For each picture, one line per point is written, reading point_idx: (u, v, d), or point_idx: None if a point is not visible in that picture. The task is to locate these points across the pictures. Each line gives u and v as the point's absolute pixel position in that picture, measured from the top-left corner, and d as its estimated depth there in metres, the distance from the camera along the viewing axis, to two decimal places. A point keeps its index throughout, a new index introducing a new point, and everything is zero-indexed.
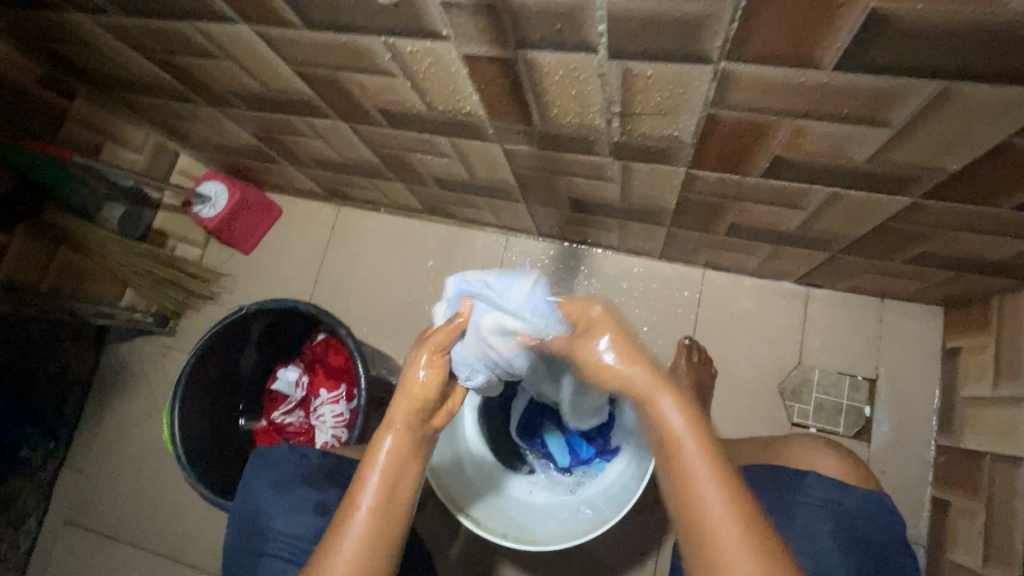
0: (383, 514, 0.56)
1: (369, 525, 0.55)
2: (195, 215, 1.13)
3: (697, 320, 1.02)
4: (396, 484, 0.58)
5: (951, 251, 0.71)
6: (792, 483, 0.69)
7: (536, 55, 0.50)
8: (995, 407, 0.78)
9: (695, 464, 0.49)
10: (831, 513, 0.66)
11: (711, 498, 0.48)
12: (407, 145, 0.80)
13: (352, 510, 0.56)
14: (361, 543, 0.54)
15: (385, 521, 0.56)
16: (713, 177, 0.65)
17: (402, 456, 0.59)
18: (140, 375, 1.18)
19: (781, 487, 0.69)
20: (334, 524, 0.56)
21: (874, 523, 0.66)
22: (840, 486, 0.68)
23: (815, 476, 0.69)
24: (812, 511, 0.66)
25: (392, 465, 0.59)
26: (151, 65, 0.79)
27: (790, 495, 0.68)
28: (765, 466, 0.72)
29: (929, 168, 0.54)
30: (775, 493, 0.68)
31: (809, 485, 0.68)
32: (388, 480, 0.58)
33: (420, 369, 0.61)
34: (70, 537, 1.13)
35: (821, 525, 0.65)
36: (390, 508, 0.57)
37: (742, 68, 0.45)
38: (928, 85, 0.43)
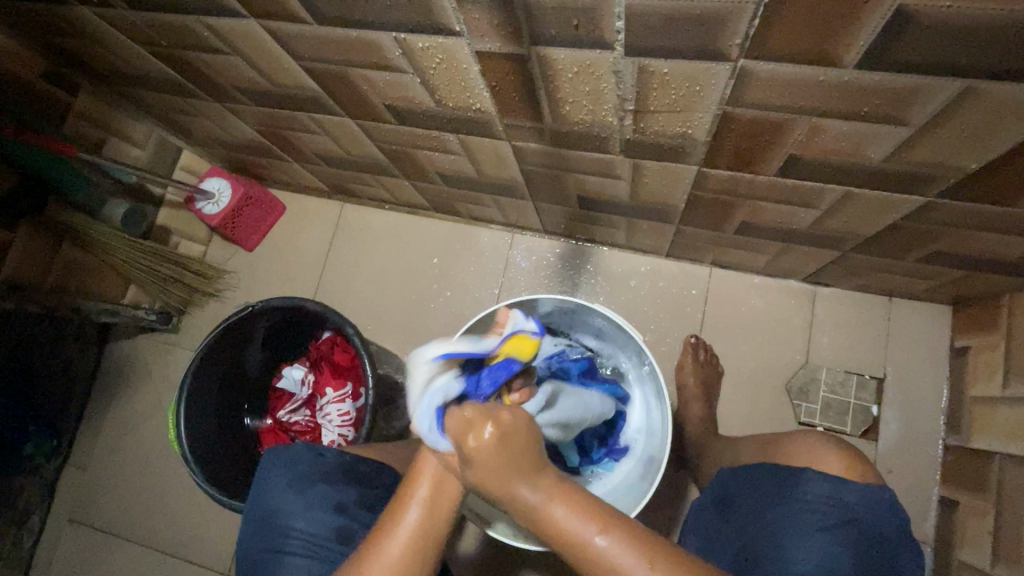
0: (431, 520, 0.53)
1: (418, 528, 0.53)
2: (198, 211, 1.13)
3: (704, 319, 1.02)
4: (445, 492, 0.53)
5: (964, 250, 0.70)
6: (788, 477, 0.65)
7: (551, 52, 0.49)
8: (1005, 407, 0.78)
9: (593, 516, 0.45)
10: (833, 508, 0.60)
11: (621, 551, 0.43)
12: (415, 142, 0.79)
13: (401, 511, 0.53)
14: (407, 544, 0.52)
15: (434, 523, 0.53)
16: (726, 175, 0.65)
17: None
18: (144, 373, 1.18)
19: (778, 480, 0.65)
20: (382, 522, 0.54)
21: (881, 521, 0.60)
22: (842, 479, 0.62)
23: (812, 469, 0.64)
24: (810, 506, 0.61)
25: (442, 471, 0.54)
26: (156, 60, 0.78)
27: (786, 489, 0.64)
28: (766, 464, 0.69)
29: (947, 167, 0.53)
30: (773, 488, 0.65)
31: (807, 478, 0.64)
32: (437, 486, 0.53)
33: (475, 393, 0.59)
34: (75, 535, 1.13)
35: (819, 520, 0.60)
36: (436, 514, 0.53)
37: (761, 65, 0.44)
38: (952, 84, 0.42)
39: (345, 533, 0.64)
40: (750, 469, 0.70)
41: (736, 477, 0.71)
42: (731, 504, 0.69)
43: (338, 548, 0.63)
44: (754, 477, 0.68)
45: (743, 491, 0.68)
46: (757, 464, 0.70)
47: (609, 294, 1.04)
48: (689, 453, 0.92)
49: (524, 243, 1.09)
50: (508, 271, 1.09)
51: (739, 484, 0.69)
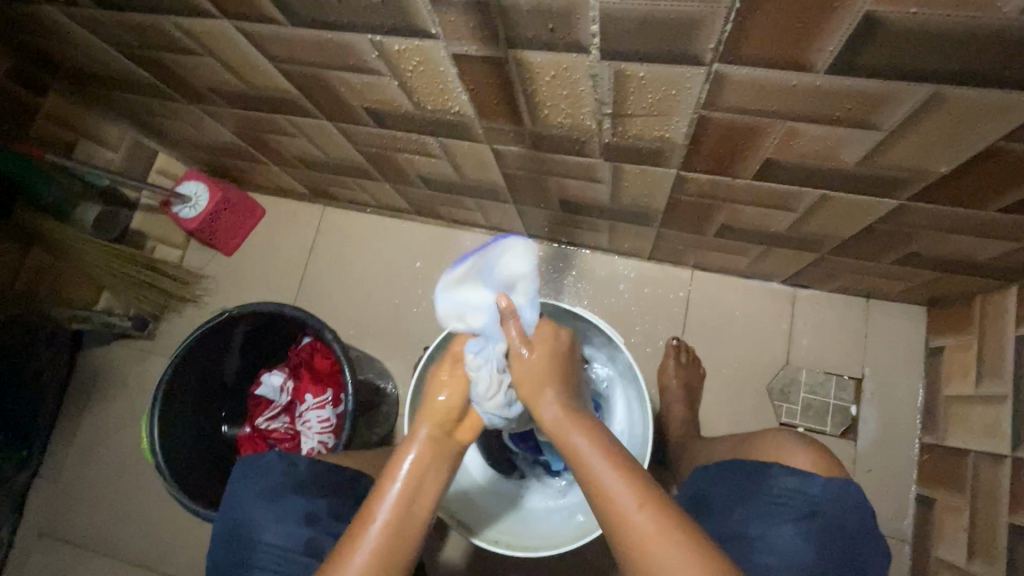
0: (398, 532, 0.52)
1: (382, 542, 0.51)
2: (173, 215, 1.09)
3: (686, 321, 1.02)
4: (417, 500, 0.55)
5: (937, 253, 0.72)
6: (757, 474, 0.65)
7: (527, 55, 0.49)
8: (977, 405, 0.80)
9: (601, 463, 0.51)
10: (802, 503, 0.61)
11: (624, 493, 0.49)
12: (394, 145, 0.79)
13: (365, 524, 0.52)
14: (370, 562, 0.50)
15: (396, 544, 0.52)
16: (704, 179, 0.65)
17: (431, 462, 0.57)
18: (118, 380, 1.15)
19: (747, 478, 0.65)
20: (346, 536, 0.52)
21: (843, 512, 0.60)
22: (811, 474, 0.62)
23: (781, 465, 0.64)
24: (780, 500, 0.61)
25: (417, 477, 0.56)
26: (128, 61, 0.77)
27: (754, 485, 0.64)
28: (734, 462, 0.69)
29: (919, 170, 0.54)
30: (745, 483, 0.65)
31: (775, 476, 0.64)
32: (405, 499, 0.54)
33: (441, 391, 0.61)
34: (46, 549, 1.09)
35: (791, 516, 0.60)
36: (405, 529, 0.53)
37: (735, 70, 0.45)
38: (918, 90, 0.43)
39: (316, 545, 0.63)
40: (719, 466, 0.70)
41: (707, 473, 0.71)
42: (701, 503, 0.68)
43: (313, 562, 0.62)
44: (723, 474, 0.68)
45: (712, 489, 0.68)
46: (727, 463, 0.69)
47: (593, 297, 1.04)
48: (672, 455, 0.92)
49: None
50: None
51: (708, 485, 0.69)
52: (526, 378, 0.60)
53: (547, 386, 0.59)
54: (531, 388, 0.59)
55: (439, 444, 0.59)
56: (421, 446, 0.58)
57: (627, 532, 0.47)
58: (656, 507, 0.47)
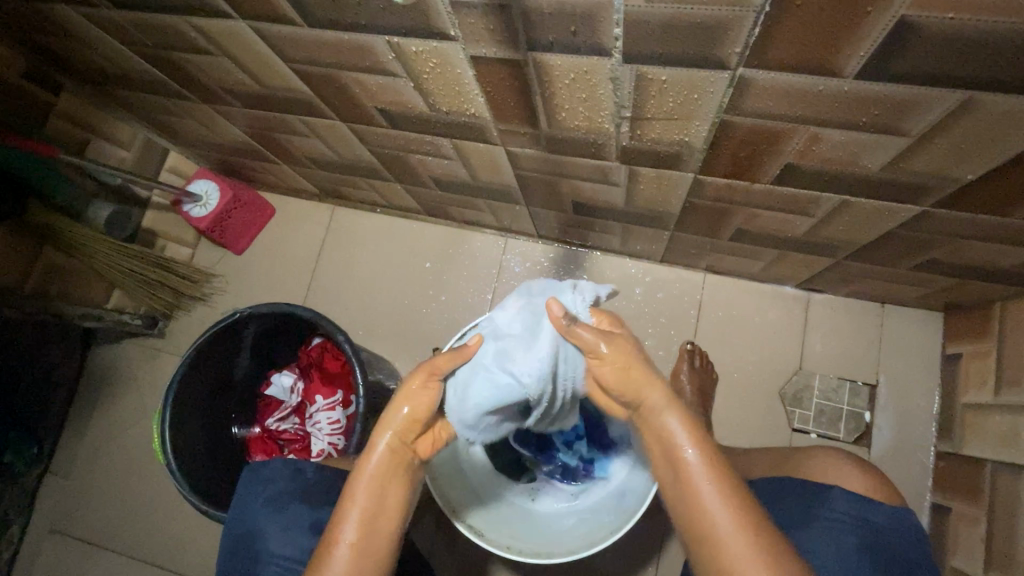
0: (366, 545, 0.54)
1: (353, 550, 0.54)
2: (185, 214, 1.10)
3: (698, 325, 1.01)
4: (379, 512, 0.56)
5: (958, 260, 0.71)
6: (811, 495, 0.65)
7: (547, 57, 0.48)
8: (996, 414, 0.79)
9: (704, 474, 0.49)
10: (863, 529, 0.60)
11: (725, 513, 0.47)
12: (407, 146, 0.78)
13: (331, 544, 0.54)
14: (351, 560, 0.53)
15: (368, 550, 0.54)
16: (722, 182, 0.64)
17: (390, 468, 0.58)
18: (128, 378, 1.15)
19: (805, 498, 0.64)
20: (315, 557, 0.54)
21: (905, 542, 0.60)
22: (870, 500, 0.63)
23: (842, 489, 0.64)
24: (840, 523, 0.61)
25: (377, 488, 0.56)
26: (142, 60, 0.76)
27: (809, 505, 0.64)
28: (782, 480, 0.68)
29: (946, 177, 0.53)
30: (803, 504, 0.64)
31: (835, 500, 0.63)
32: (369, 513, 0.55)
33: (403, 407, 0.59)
34: (56, 545, 1.10)
35: (852, 540, 0.59)
36: (371, 536, 0.55)
37: (758, 75, 0.44)
38: (950, 96, 0.42)
39: None
40: (773, 480, 0.69)
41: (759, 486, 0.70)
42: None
43: None
44: (772, 491, 0.68)
45: (763, 505, 0.67)
46: (780, 479, 0.69)
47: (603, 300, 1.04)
48: None
49: (517, 248, 1.09)
50: (501, 276, 1.08)
51: (763, 496, 0.68)
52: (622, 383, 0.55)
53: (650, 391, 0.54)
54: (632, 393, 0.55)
55: (398, 456, 0.58)
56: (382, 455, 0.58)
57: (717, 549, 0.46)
58: (752, 529, 0.46)
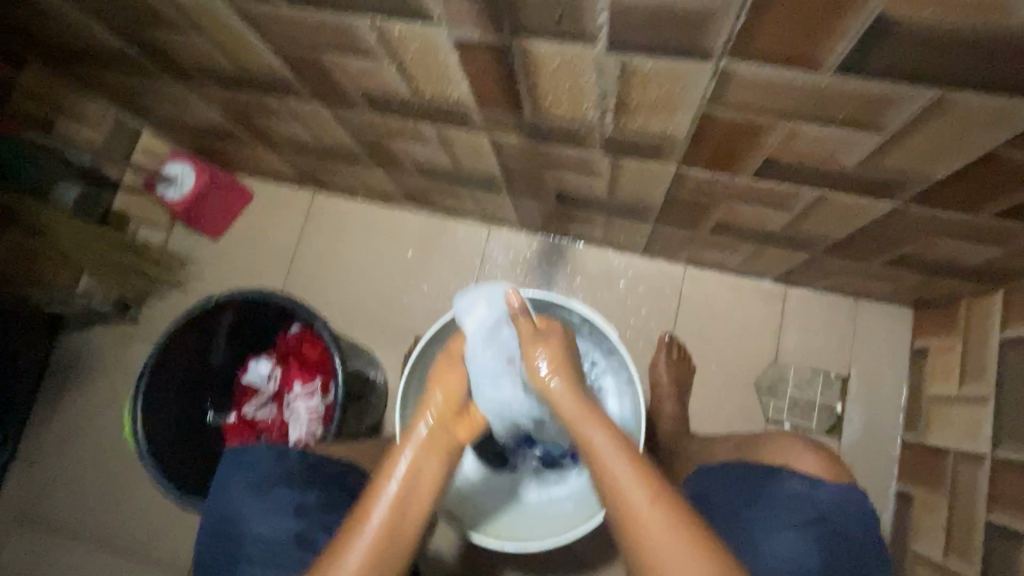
0: (393, 528, 0.52)
1: (379, 538, 0.51)
2: (161, 197, 1.08)
3: (678, 317, 1.03)
4: (413, 498, 0.54)
5: (929, 256, 0.72)
6: (765, 476, 0.66)
7: (531, 44, 0.48)
8: (959, 406, 0.81)
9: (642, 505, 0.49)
10: (812, 507, 0.62)
11: (628, 481, 0.50)
12: (389, 132, 0.77)
13: (359, 524, 0.52)
14: (373, 546, 0.51)
15: (396, 535, 0.52)
16: (704, 176, 0.65)
17: (427, 454, 0.58)
18: (99, 365, 1.12)
19: (757, 483, 0.65)
20: (336, 540, 0.52)
21: (846, 520, 0.62)
22: (819, 479, 0.65)
23: (792, 470, 0.66)
24: (791, 504, 0.63)
25: (414, 470, 0.56)
26: (113, 36, 0.74)
27: (763, 486, 0.65)
28: (740, 463, 0.68)
29: (919, 174, 0.54)
30: (755, 486, 0.65)
31: (786, 481, 0.65)
32: (404, 495, 0.54)
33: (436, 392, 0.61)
34: (22, 535, 1.07)
35: (802, 519, 0.61)
36: (399, 523, 0.53)
37: (741, 68, 0.44)
38: (923, 94, 0.43)
39: (305, 538, 0.62)
40: (725, 464, 0.69)
41: (709, 471, 0.70)
42: (703, 499, 0.67)
43: (298, 554, 0.61)
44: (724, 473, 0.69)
45: (715, 486, 0.67)
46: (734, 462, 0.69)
47: (585, 291, 1.04)
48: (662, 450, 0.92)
49: (500, 238, 1.08)
50: (483, 266, 1.08)
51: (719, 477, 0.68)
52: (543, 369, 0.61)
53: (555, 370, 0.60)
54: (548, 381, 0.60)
55: (436, 443, 0.59)
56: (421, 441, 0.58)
57: (632, 519, 0.49)
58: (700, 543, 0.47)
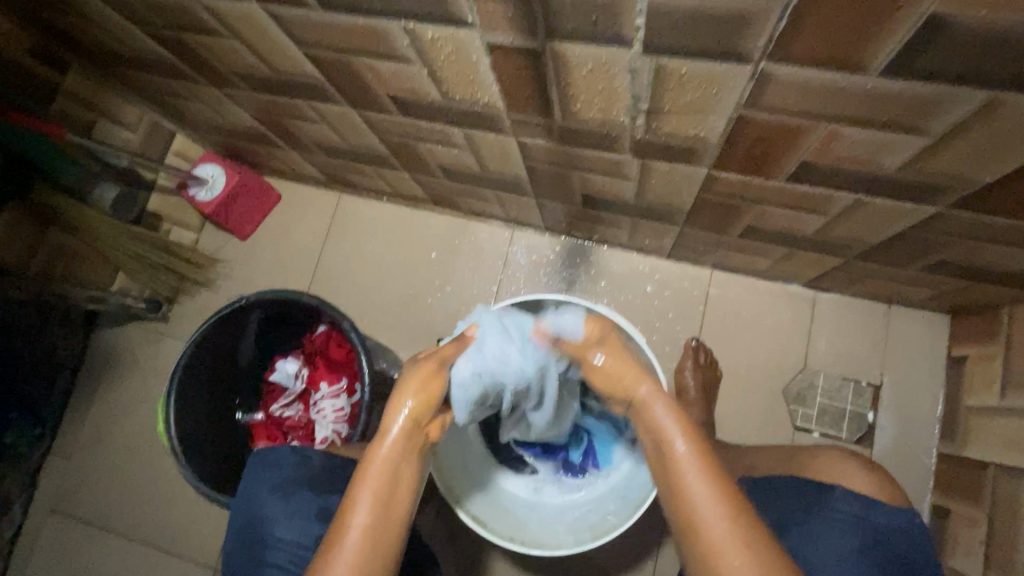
0: (380, 527, 0.52)
1: (364, 539, 0.51)
2: (191, 197, 1.09)
3: (703, 321, 1.01)
4: (394, 495, 0.53)
5: (970, 262, 0.70)
6: (817, 497, 0.64)
7: (565, 46, 0.48)
8: (999, 418, 0.79)
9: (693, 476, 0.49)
10: (865, 529, 0.60)
11: (707, 494, 0.47)
12: (418, 134, 0.77)
13: (342, 530, 0.51)
14: (360, 547, 0.50)
15: (382, 530, 0.52)
16: (736, 178, 0.64)
17: (406, 449, 0.55)
18: (131, 361, 1.15)
19: (805, 502, 0.64)
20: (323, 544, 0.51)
21: (906, 542, 0.60)
22: (874, 500, 0.62)
23: (843, 488, 0.64)
24: (844, 525, 0.61)
25: (388, 470, 0.54)
26: (151, 41, 0.76)
27: (811, 506, 0.64)
28: (788, 478, 0.68)
29: (965, 178, 0.52)
30: (803, 505, 0.64)
31: (837, 500, 0.63)
32: (381, 497, 0.52)
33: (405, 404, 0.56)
34: (58, 525, 1.10)
35: (852, 542, 0.59)
36: (386, 517, 0.52)
37: (781, 70, 0.43)
38: (975, 96, 0.41)
39: None
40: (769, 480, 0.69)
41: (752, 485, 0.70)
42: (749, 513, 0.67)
43: None
44: (775, 491, 0.67)
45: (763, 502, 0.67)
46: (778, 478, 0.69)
47: (609, 294, 1.03)
48: None
49: (523, 239, 1.08)
50: (506, 268, 1.08)
51: (764, 493, 0.67)
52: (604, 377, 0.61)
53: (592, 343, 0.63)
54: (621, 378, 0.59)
55: (412, 441, 0.56)
56: (397, 437, 0.55)
57: (702, 535, 0.46)
58: (741, 523, 0.46)
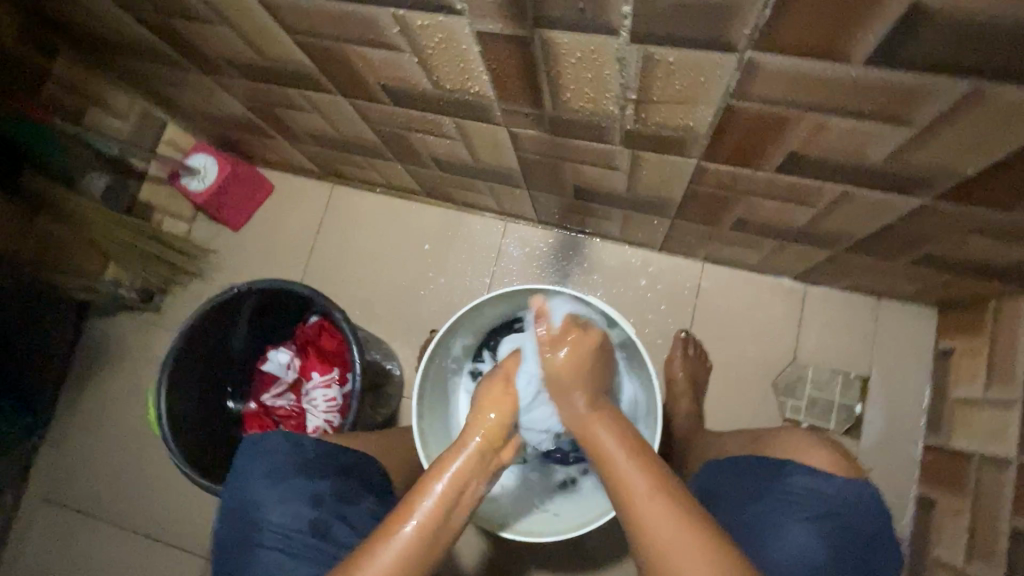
0: (432, 529, 0.55)
1: (417, 536, 0.54)
2: (183, 187, 1.10)
3: (694, 314, 1.02)
4: (454, 508, 0.58)
5: (956, 255, 0.71)
6: (774, 474, 0.64)
7: (553, 35, 0.48)
8: (984, 409, 0.80)
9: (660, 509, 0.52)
10: (813, 503, 0.60)
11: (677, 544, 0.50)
12: (409, 125, 0.77)
13: (399, 524, 0.55)
14: (411, 545, 0.54)
15: (433, 530, 0.55)
16: (724, 170, 0.64)
17: (475, 470, 0.61)
18: (123, 351, 1.15)
19: (760, 479, 0.65)
20: (375, 534, 0.55)
21: (856, 516, 0.60)
22: (823, 474, 0.62)
23: (799, 466, 0.63)
24: (794, 500, 0.61)
25: (458, 483, 0.59)
26: (141, 27, 0.75)
27: (763, 484, 0.64)
28: (749, 458, 0.68)
29: (950, 169, 0.53)
30: (759, 482, 0.64)
31: (792, 478, 0.63)
32: (445, 499, 0.57)
33: (478, 434, 0.64)
34: (49, 515, 1.10)
35: (796, 517, 0.60)
36: (441, 523, 0.56)
37: (767, 59, 0.43)
38: (958, 85, 0.41)
39: (321, 527, 0.64)
40: (729, 460, 0.70)
41: (713, 466, 0.72)
42: (705, 496, 0.69)
43: (316, 543, 0.63)
44: (733, 471, 0.68)
45: (719, 484, 0.69)
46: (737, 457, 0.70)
47: (601, 286, 1.04)
48: (676, 447, 0.92)
49: (516, 232, 1.08)
50: (499, 261, 1.08)
51: (724, 472, 0.69)
52: (563, 374, 0.66)
53: (572, 387, 0.66)
54: (567, 383, 0.66)
55: (482, 466, 0.62)
56: (472, 450, 0.62)
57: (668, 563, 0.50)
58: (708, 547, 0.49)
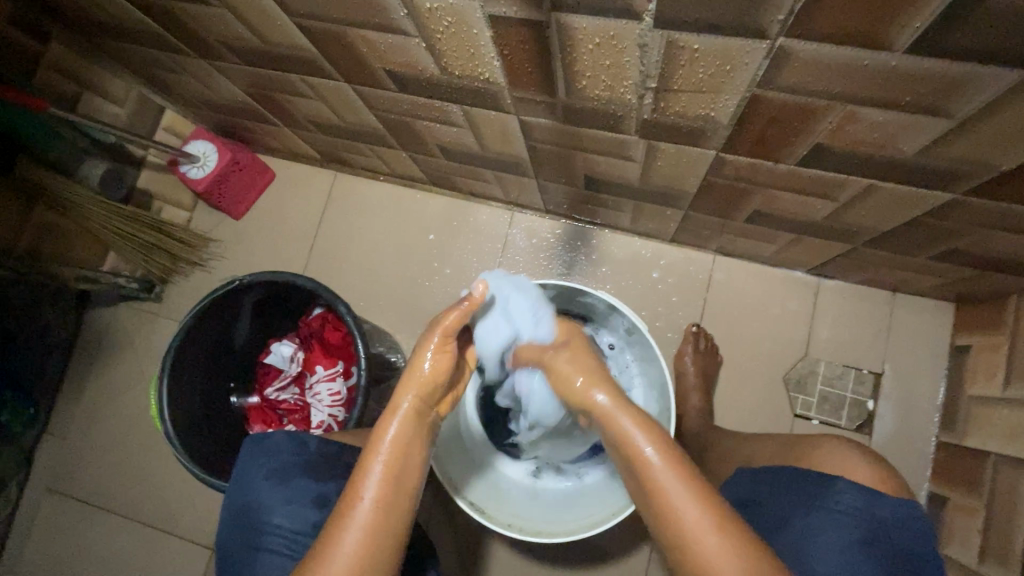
0: (388, 507, 0.49)
1: (374, 518, 0.48)
2: (183, 175, 1.06)
3: (705, 307, 1.00)
4: (404, 472, 0.52)
5: (982, 251, 0.69)
6: (820, 488, 0.63)
7: (571, 19, 0.45)
8: (1002, 408, 0.78)
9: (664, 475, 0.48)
10: (867, 521, 0.59)
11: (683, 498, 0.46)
12: (415, 112, 0.75)
13: (350, 505, 0.49)
14: (366, 530, 0.48)
15: (386, 521, 0.49)
16: (745, 162, 0.62)
17: (411, 441, 0.53)
18: (125, 341, 1.14)
19: (807, 495, 0.63)
20: (326, 529, 0.49)
21: (907, 536, 0.58)
22: (878, 493, 0.60)
23: (847, 480, 0.62)
24: (843, 517, 0.59)
25: (401, 450, 0.52)
26: (133, 8, 0.72)
27: (815, 498, 0.62)
28: (793, 471, 0.67)
29: (984, 164, 0.50)
30: (806, 496, 0.63)
31: (839, 493, 0.61)
32: (392, 474, 0.51)
33: (403, 403, 0.55)
34: (54, 504, 1.10)
35: (852, 534, 0.58)
36: (393, 501, 0.50)
37: (801, 45, 0.41)
38: (1006, 76, 0.39)
39: None
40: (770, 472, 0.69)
41: (752, 479, 0.70)
42: (750, 507, 0.67)
43: None
44: (778, 484, 0.66)
45: (765, 498, 0.66)
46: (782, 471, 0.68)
47: (610, 278, 1.02)
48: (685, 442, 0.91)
49: (523, 222, 1.06)
50: (506, 252, 1.06)
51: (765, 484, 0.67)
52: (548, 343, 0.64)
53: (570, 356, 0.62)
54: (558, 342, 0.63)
55: (421, 419, 0.55)
56: (406, 420, 0.54)
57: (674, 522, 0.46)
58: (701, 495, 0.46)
